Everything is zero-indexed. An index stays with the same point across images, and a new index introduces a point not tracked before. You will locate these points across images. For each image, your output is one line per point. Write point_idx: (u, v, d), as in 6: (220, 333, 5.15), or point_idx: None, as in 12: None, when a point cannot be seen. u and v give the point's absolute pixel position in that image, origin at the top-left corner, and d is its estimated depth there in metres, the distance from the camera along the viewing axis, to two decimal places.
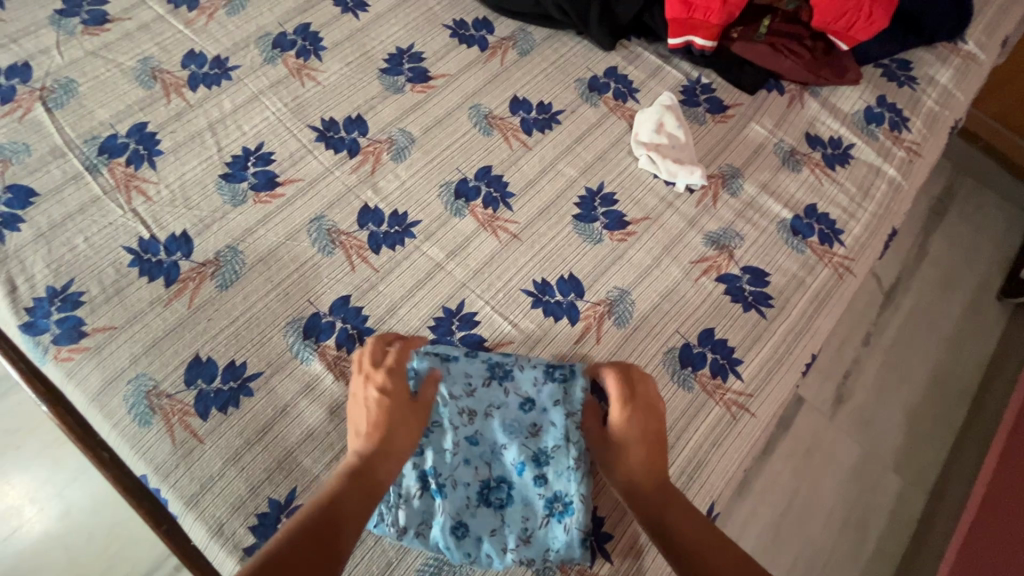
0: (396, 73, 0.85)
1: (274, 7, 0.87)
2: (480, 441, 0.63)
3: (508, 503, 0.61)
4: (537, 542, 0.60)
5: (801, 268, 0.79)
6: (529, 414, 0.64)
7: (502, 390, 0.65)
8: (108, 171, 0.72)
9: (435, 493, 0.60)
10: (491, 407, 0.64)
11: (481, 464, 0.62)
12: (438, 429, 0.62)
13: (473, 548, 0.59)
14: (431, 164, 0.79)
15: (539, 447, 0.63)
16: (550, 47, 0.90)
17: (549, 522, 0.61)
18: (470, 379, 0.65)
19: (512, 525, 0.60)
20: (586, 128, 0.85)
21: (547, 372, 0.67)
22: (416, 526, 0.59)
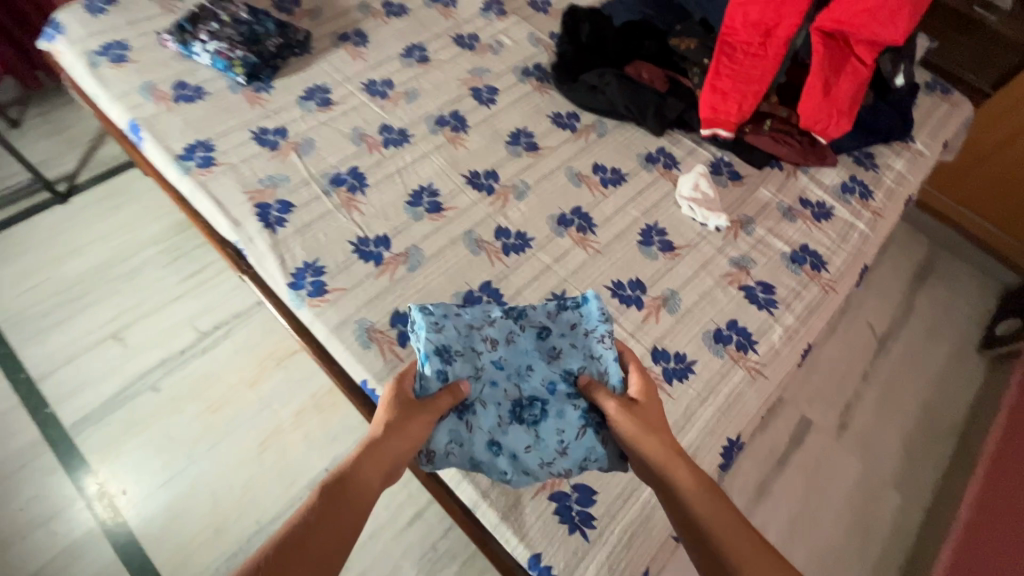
0: (516, 144, 1.25)
1: (436, 99, 1.29)
2: (507, 367, 0.87)
3: (537, 420, 0.85)
4: (568, 450, 0.84)
5: (798, 284, 1.12)
6: (547, 340, 0.89)
7: (519, 325, 0.90)
8: (336, 195, 1.11)
9: (468, 412, 0.84)
10: (512, 337, 0.88)
11: (511, 387, 0.87)
12: (460, 357, 0.85)
13: (507, 452, 0.84)
14: (542, 203, 1.17)
15: (566, 370, 0.87)
16: (619, 132, 1.30)
17: (584, 433, 0.84)
18: (488, 315, 0.89)
19: (547, 438, 0.84)
20: (645, 185, 1.23)
21: (561, 305, 0.91)
22: (446, 441, 0.81)
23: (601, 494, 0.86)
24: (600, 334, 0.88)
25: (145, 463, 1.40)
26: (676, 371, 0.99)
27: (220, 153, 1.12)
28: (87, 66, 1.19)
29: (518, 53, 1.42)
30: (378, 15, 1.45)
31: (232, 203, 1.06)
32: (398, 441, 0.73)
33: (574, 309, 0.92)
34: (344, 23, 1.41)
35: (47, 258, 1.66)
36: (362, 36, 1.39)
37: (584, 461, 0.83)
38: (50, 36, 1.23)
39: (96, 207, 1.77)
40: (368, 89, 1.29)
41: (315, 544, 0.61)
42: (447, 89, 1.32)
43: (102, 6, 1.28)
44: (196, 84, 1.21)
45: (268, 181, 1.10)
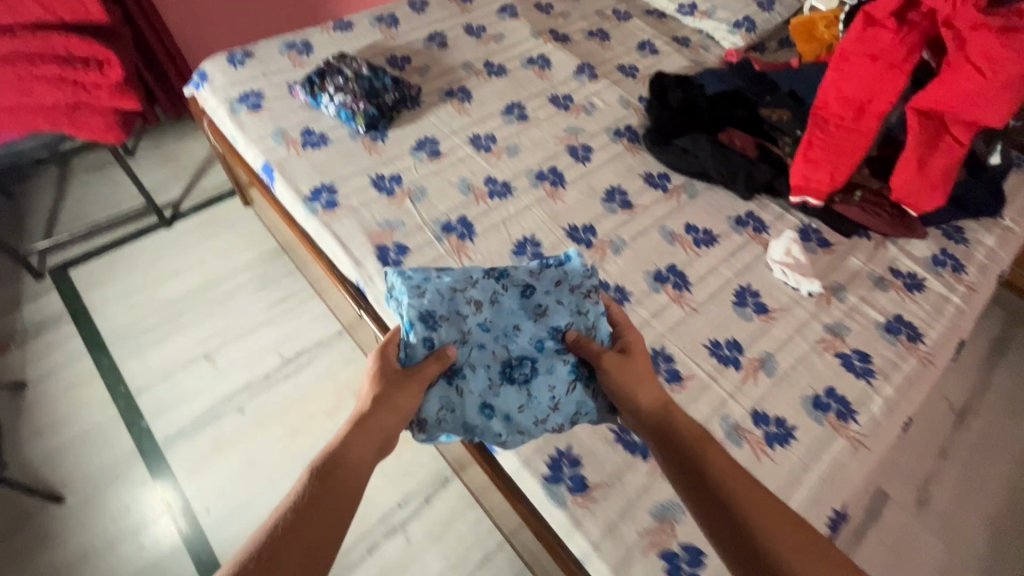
0: (612, 201, 1.31)
1: (535, 155, 1.38)
2: (494, 327, 0.93)
3: (527, 379, 0.91)
4: (560, 406, 0.91)
5: (895, 355, 1.12)
6: (533, 298, 0.95)
7: (502, 284, 0.96)
8: (447, 241, 1.18)
9: (462, 376, 0.90)
10: (495, 297, 0.94)
11: (500, 349, 0.93)
12: (445, 321, 0.90)
13: (502, 411, 0.91)
14: (638, 259, 1.21)
15: (553, 327, 0.93)
16: (709, 194, 1.36)
17: (573, 387, 0.92)
18: (472, 277, 0.95)
19: (539, 397, 0.91)
20: (736, 247, 1.26)
21: (544, 263, 0.98)
22: (439, 407, 0.88)
23: (710, 556, 0.86)
24: (579, 290, 0.95)
25: (222, 478, 1.45)
26: (777, 435, 0.99)
27: (342, 197, 1.21)
28: (228, 112, 1.32)
29: (610, 114, 1.51)
30: (480, 74, 1.56)
31: (353, 243, 1.14)
32: (389, 414, 0.78)
33: (557, 267, 0.98)
34: (449, 80, 1.52)
35: (151, 278, 1.78)
36: (467, 93, 1.50)
37: (575, 415, 0.91)
38: (197, 84, 1.38)
39: (196, 233, 1.91)
40: (473, 143, 1.38)
41: (326, 511, 0.63)
42: (546, 146, 1.40)
43: (242, 58, 1.43)
44: (321, 132, 1.33)
45: (385, 224, 1.18)
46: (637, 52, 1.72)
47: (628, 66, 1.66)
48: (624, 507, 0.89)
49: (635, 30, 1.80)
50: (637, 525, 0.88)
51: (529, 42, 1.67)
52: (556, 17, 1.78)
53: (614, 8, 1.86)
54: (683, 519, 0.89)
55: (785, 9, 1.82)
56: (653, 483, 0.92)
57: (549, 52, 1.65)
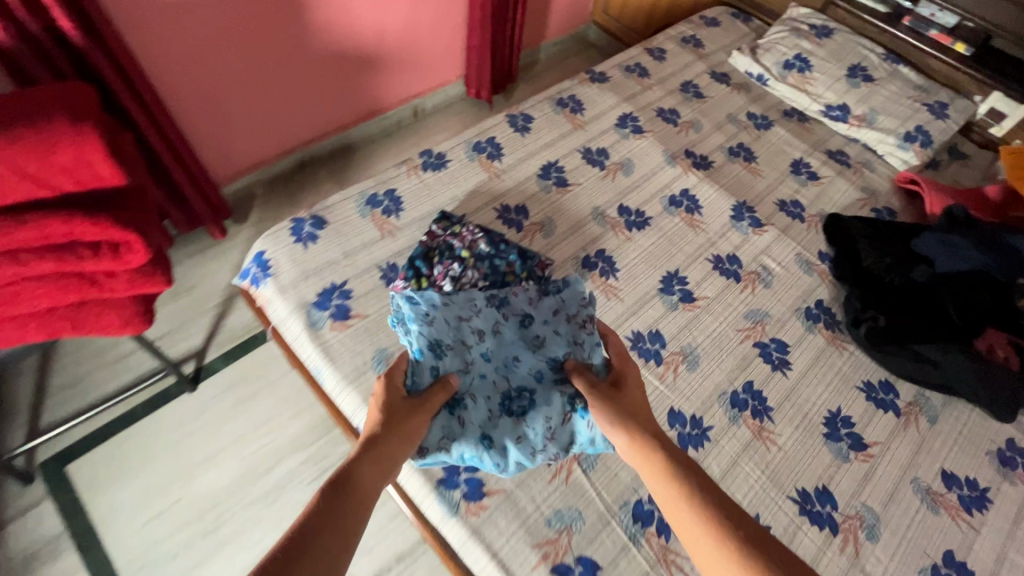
0: (837, 438, 0.96)
1: (721, 363, 1.02)
2: (493, 358, 0.89)
3: (526, 410, 0.86)
4: (557, 442, 0.84)
5: None
6: (530, 328, 0.93)
7: (501, 312, 0.93)
8: (647, 541, 0.82)
9: (461, 406, 0.83)
10: (497, 326, 0.91)
11: (499, 381, 0.88)
12: (450, 351, 0.85)
13: (497, 444, 0.82)
14: (904, 546, 0.87)
15: (552, 357, 0.90)
16: (951, 414, 1.02)
17: (572, 417, 0.85)
18: (475, 303, 0.92)
19: (536, 426, 0.84)
20: (1017, 509, 0.93)
21: (542, 291, 0.97)
22: (441, 437, 0.80)
23: None
24: (581, 320, 0.94)
25: None
26: None
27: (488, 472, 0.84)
28: (307, 328, 0.93)
29: (792, 284, 1.16)
30: (618, 226, 1.19)
31: (521, 566, 0.77)
32: (403, 438, 0.71)
33: (554, 296, 0.96)
34: (582, 239, 1.16)
35: (175, 471, 1.38)
36: (609, 260, 1.14)
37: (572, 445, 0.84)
38: (256, 277, 0.99)
39: (228, 396, 1.51)
40: (637, 348, 1.02)
41: (345, 525, 0.57)
42: (729, 347, 1.05)
43: (313, 231, 1.04)
44: None
45: (557, 521, 0.81)
46: (794, 178, 1.37)
47: (790, 203, 1.31)
48: None
49: (781, 142, 1.46)
50: None
51: (665, 171, 1.31)
52: (685, 129, 1.42)
53: (747, 111, 1.51)
54: None
55: (960, 113, 1.48)
56: None
57: (692, 186, 1.29)
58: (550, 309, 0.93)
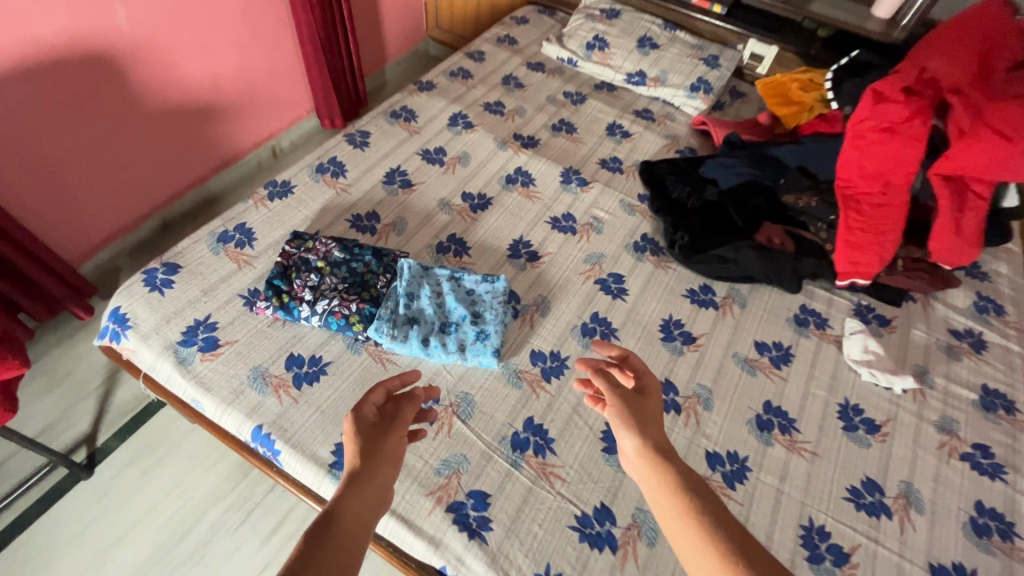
0: (672, 339, 1.15)
1: (569, 304, 1.18)
2: (443, 305, 1.11)
3: (454, 332, 1.07)
4: (464, 353, 1.04)
5: (1008, 436, 1.08)
6: (470, 295, 1.14)
7: (455, 282, 1.15)
8: (526, 463, 0.94)
9: (414, 323, 1.07)
10: (449, 289, 1.13)
11: (443, 315, 1.10)
12: (417, 297, 1.11)
13: (427, 347, 1.04)
14: (733, 407, 1.06)
15: (477, 312, 1.11)
16: (757, 296, 1.25)
17: (475, 343, 1.06)
18: (440, 277, 1.15)
19: (452, 342, 1.05)
20: (813, 355, 1.16)
21: (483, 277, 1.17)
22: (395, 335, 1.04)
23: None
24: (500, 299, 1.13)
25: None
26: None
27: None
28: (176, 366, 0.97)
29: (619, 227, 1.35)
30: (464, 211, 1.33)
31: (418, 513, 0.87)
32: (385, 465, 0.60)
33: (489, 281, 1.16)
34: (433, 229, 1.28)
35: (85, 558, 1.32)
36: (460, 241, 1.26)
37: (474, 357, 1.04)
38: (114, 332, 1.01)
39: (129, 471, 1.46)
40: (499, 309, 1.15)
41: (337, 558, 0.49)
42: (575, 289, 1.21)
43: (166, 277, 1.08)
44: (310, 354, 1.02)
45: (445, 468, 0.92)
46: (610, 139, 1.58)
47: (609, 159, 1.52)
48: None
49: (595, 112, 1.67)
50: None
51: (499, 156, 1.47)
52: (511, 117, 1.59)
53: (563, 91, 1.72)
54: None
55: (729, 61, 1.79)
56: None
57: (524, 163, 1.46)
58: (486, 290, 1.15)
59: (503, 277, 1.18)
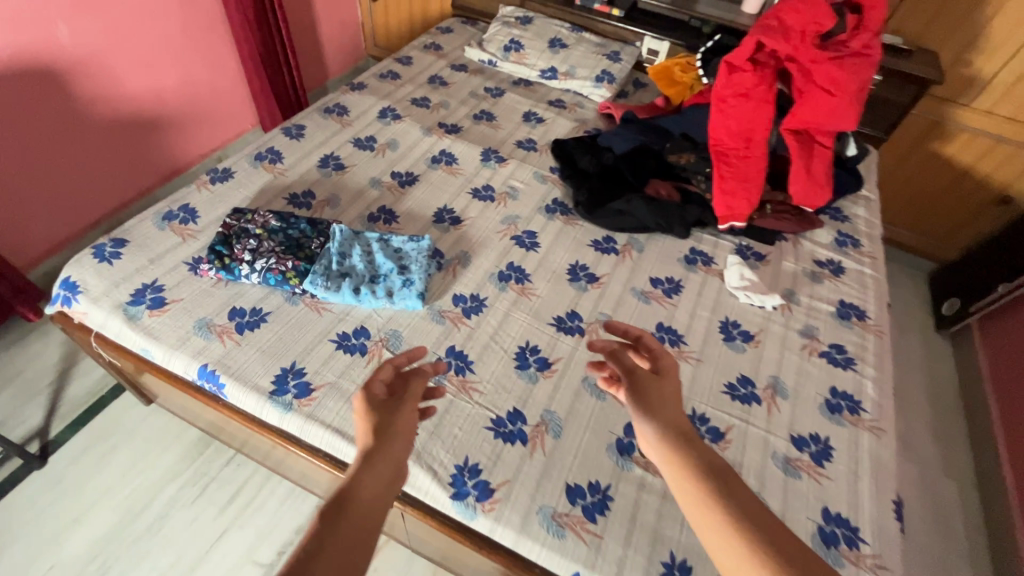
0: (578, 279, 1.32)
1: (488, 256, 1.34)
2: (373, 261, 1.25)
3: (383, 282, 1.21)
4: (391, 297, 1.18)
5: (858, 337, 1.29)
6: (398, 252, 1.28)
7: (384, 243, 1.30)
8: (448, 381, 1.08)
9: (347, 276, 1.20)
10: (379, 249, 1.28)
11: (373, 269, 1.24)
12: (349, 255, 1.24)
13: (358, 295, 1.17)
14: (630, 329, 1.23)
15: (404, 265, 1.25)
16: (653, 242, 1.44)
17: (402, 289, 1.20)
18: (370, 240, 1.30)
19: (380, 289, 1.19)
20: (699, 286, 1.35)
21: (409, 238, 1.32)
22: (329, 285, 1.17)
23: None
24: (425, 254, 1.28)
25: None
26: (819, 453, 1.07)
27: (313, 374, 1.05)
28: (126, 321, 1.07)
29: (533, 193, 1.53)
30: (393, 187, 1.48)
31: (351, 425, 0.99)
32: (396, 439, 0.67)
33: (415, 241, 1.31)
34: (365, 203, 1.43)
35: (42, 539, 1.36)
36: (389, 212, 1.41)
37: (401, 300, 1.18)
38: (66, 297, 1.11)
39: (84, 458, 1.51)
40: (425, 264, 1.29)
41: (356, 523, 0.56)
42: (493, 244, 1.37)
43: (114, 250, 1.18)
44: (251, 307, 1.14)
45: None
46: (525, 124, 1.78)
47: (525, 140, 1.71)
48: None
49: (513, 102, 1.87)
50: None
51: (425, 141, 1.64)
52: (436, 109, 1.78)
53: (484, 87, 1.92)
54: None
55: (629, 56, 2.03)
56: None
57: (448, 146, 1.64)
58: (412, 247, 1.29)
59: (429, 237, 1.34)
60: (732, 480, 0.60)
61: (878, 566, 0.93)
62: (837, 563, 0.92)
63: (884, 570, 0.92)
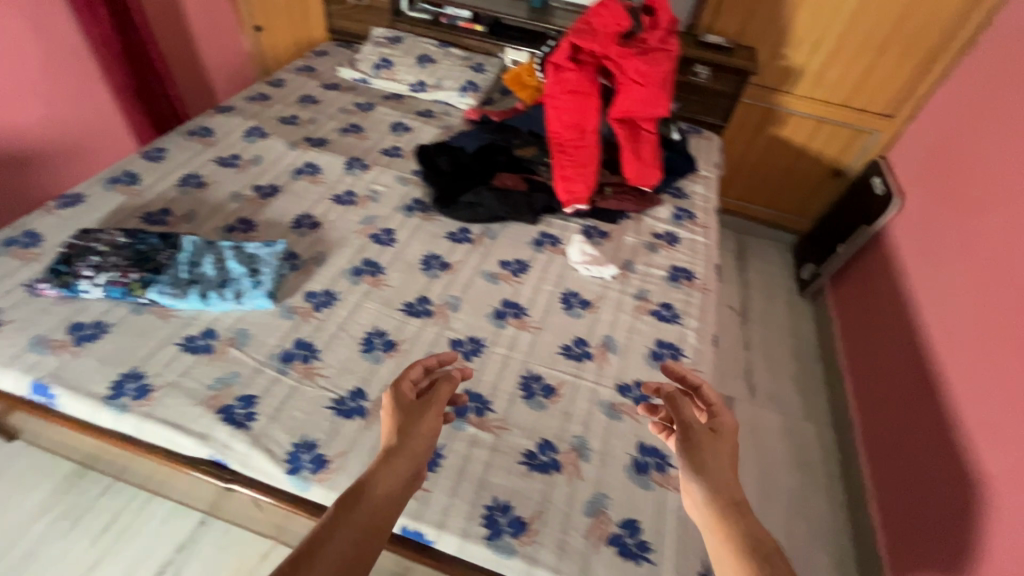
0: (431, 268, 1.42)
1: (344, 254, 1.42)
2: (224, 267, 1.29)
3: (232, 285, 1.25)
4: (239, 298, 1.22)
5: (685, 295, 1.44)
6: (251, 256, 1.33)
7: (237, 249, 1.34)
8: (293, 369, 1.14)
9: (194, 283, 1.24)
10: (231, 255, 1.32)
11: (223, 273, 1.28)
12: (199, 263, 1.28)
13: (205, 299, 1.21)
14: (476, 307, 1.33)
15: (256, 268, 1.30)
16: (506, 230, 1.55)
17: (251, 290, 1.25)
18: (223, 247, 1.34)
19: (228, 291, 1.23)
20: (545, 264, 1.47)
21: (264, 244, 1.37)
22: (173, 292, 1.20)
23: (643, 519, 0.99)
24: (277, 257, 1.34)
25: None
26: (640, 396, 1.19)
27: (154, 375, 1.08)
28: None
29: (394, 195, 1.62)
30: (254, 200, 1.54)
31: (190, 418, 1.03)
32: (414, 434, 0.80)
33: (270, 246, 1.36)
34: (223, 215, 1.47)
35: None
36: (248, 222, 1.47)
37: (249, 300, 1.23)
38: None
39: None
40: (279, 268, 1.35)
41: (362, 510, 0.70)
42: (350, 243, 1.45)
43: None
44: (93, 319, 1.16)
45: (218, 383, 1.09)
46: (393, 134, 1.89)
47: (391, 148, 1.81)
48: (562, 522, 0.96)
49: (382, 115, 1.97)
50: (579, 532, 0.95)
51: (290, 156, 1.71)
52: (304, 125, 1.85)
53: (354, 103, 2.02)
54: (611, 501, 1.01)
55: (493, 66, 2.19)
56: (574, 490, 1.01)
57: (313, 158, 1.71)
58: (265, 250, 1.34)
59: (284, 242, 1.39)
60: (770, 557, 0.67)
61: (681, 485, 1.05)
62: (646, 487, 1.03)
63: None
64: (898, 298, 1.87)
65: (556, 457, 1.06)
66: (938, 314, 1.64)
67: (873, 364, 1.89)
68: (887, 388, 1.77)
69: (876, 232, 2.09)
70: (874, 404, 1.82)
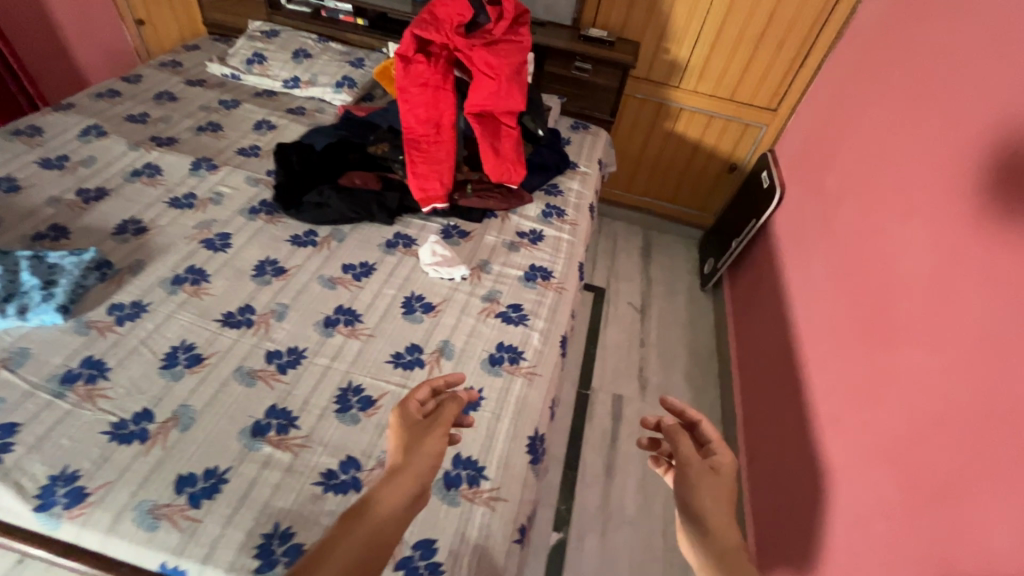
0: (263, 275, 1.32)
1: (166, 261, 1.31)
2: (13, 277, 1.13)
3: (18, 298, 1.11)
4: (22, 314, 1.10)
5: (537, 295, 1.39)
6: (49, 265, 1.18)
7: (35, 258, 1.18)
8: (72, 391, 1.02)
9: None
10: (25, 263, 1.16)
11: (9, 284, 1.12)
12: None
13: None
14: (306, 315, 1.25)
15: (52, 279, 1.16)
16: (357, 232, 1.47)
17: (40, 304, 1.11)
18: (17, 257, 1.17)
19: (10, 306, 1.09)
20: (393, 267, 1.40)
21: (69, 253, 1.22)
22: None
23: (441, 540, 0.92)
24: (81, 265, 1.19)
25: None
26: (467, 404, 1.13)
27: None
28: None
29: (239, 197, 1.52)
30: (75, 204, 1.41)
31: None
32: (419, 451, 0.74)
33: (77, 255, 1.21)
34: (34, 222, 1.34)
35: None
36: (61, 229, 1.33)
37: (36, 316, 1.11)
38: None
39: None
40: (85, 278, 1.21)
41: (357, 534, 0.64)
42: (176, 249, 1.34)
43: None
44: None
45: None
46: (254, 132, 1.78)
47: (248, 147, 1.71)
48: None
49: (247, 113, 1.86)
50: None
51: (128, 156, 1.58)
52: (154, 123, 1.72)
53: (219, 99, 1.90)
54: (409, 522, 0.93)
55: (374, 62, 2.10)
56: None
57: (155, 159, 1.59)
58: (67, 259, 1.19)
59: (95, 249, 1.26)
60: None
61: (491, 499, 0.99)
62: (453, 503, 0.97)
63: (497, 502, 0.99)
64: (778, 290, 1.87)
65: (360, 475, 0.98)
66: (806, 305, 1.64)
67: (755, 358, 1.88)
68: (766, 381, 1.76)
69: (763, 225, 2.10)
70: (755, 398, 1.81)
